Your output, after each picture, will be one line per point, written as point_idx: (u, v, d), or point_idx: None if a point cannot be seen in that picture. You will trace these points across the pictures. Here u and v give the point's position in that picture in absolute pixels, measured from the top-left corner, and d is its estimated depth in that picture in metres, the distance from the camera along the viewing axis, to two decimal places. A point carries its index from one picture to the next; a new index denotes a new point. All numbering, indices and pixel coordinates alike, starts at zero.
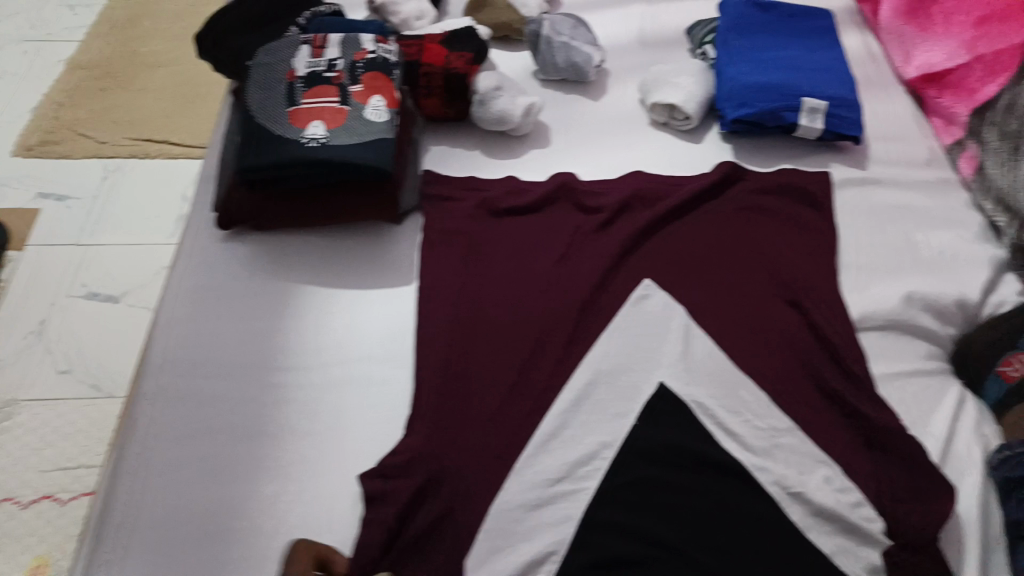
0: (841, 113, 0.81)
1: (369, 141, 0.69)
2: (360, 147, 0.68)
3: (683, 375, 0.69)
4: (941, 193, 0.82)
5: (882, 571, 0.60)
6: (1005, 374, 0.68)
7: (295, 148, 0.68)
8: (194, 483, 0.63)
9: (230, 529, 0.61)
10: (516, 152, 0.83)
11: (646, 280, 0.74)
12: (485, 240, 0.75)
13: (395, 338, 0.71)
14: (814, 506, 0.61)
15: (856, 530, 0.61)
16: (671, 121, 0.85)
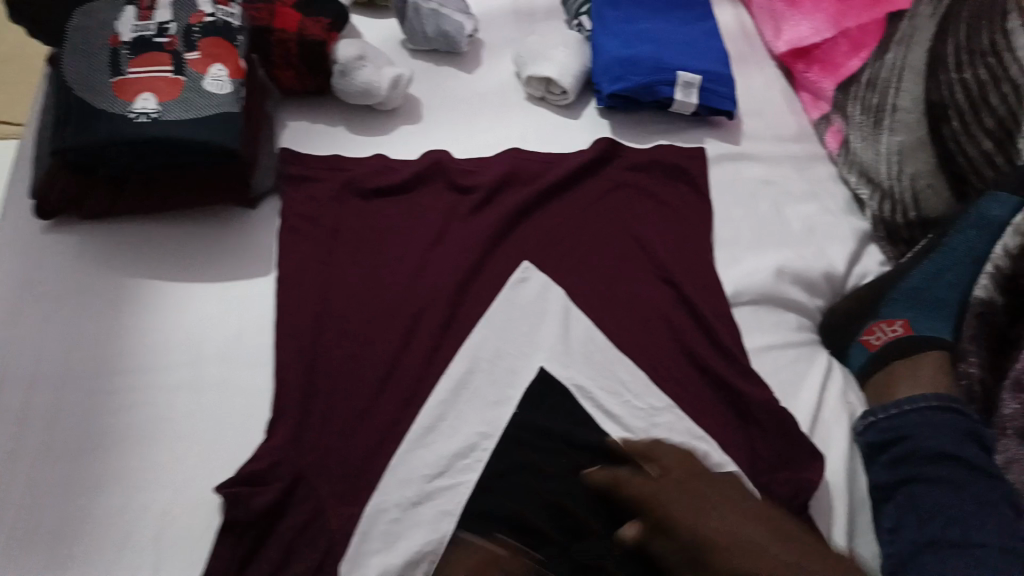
0: (715, 88, 0.81)
1: (207, 115, 0.64)
2: (197, 121, 0.63)
3: (562, 358, 0.67)
4: (807, 167, 0.84)
5: None
6: (868, 343, 0.73)
7: (123, 123, 0.62)
8: (15, 508, 0.55)
9: (61, 552, 0.53)
10: (384, 126, 0.78)
11: (524, 263, 0.72)
12: (351, 224, 0.71)
13: (252, 330, 0.64)
14: None
15: None
16: (548, 96, 0.82)
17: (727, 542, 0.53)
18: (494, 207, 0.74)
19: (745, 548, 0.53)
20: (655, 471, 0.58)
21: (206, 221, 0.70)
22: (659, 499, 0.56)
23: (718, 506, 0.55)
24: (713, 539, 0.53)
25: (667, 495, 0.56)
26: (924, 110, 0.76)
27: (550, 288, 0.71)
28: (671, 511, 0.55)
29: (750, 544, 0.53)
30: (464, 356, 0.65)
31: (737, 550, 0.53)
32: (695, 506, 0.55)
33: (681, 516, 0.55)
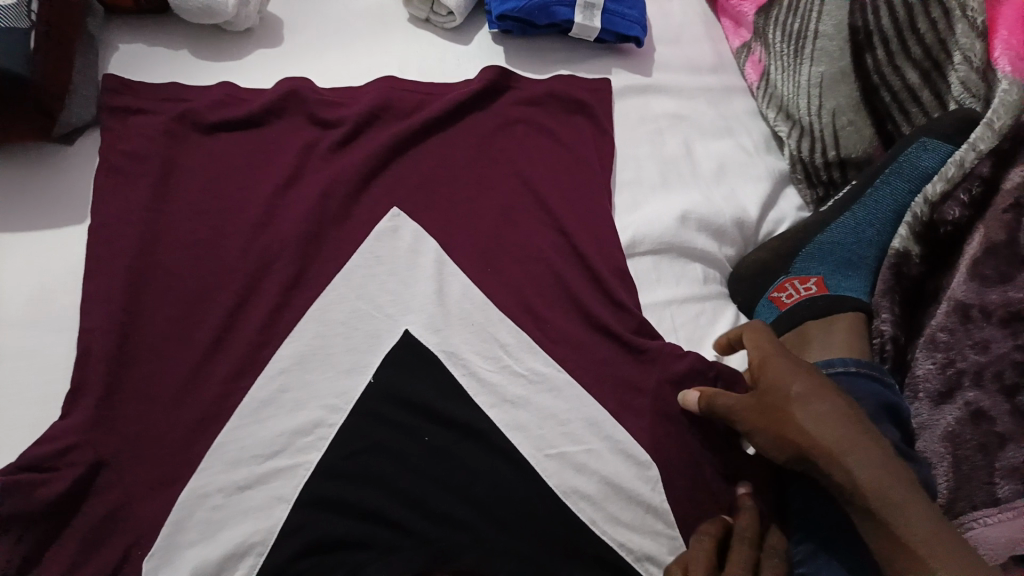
0: (621, 11, 0.72)
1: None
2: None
3: (430, 318, 0.58)
4: (723, 100, 0.75)
5: (653, 514, 0.54)
6: (778, 301, 0.67)
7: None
8: None
9: None
10: (237, 52, 0.68)
11: (394, 210, 0.63)
12: (188, 164, 0.61)
13: (59, 287, 0.55)
14: (569, 459, 0.55)
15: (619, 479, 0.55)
16: (432, 17, 0.72)
17: (814, 408, 0.49)
18: (359, 144, 0.65)
19: (827, 421, 0.48)
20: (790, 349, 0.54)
21: (13, 156, 0.59)
22: (772, 359, 0.52)
23: (817, 382, 0.51)
24: (805, 414, 0.49)
25: (770, 351, 0.53)
26: (845, 36, 0.69)
27: (422, 238, 0.62)
28: (778, 361, 0.52)
29: (838, 420, 0.49)
30: (313, 319, 0.57)
31: (819, 420, 0.48)
32: (804, 372, 0.51)
33: (790, 374, 0.51)
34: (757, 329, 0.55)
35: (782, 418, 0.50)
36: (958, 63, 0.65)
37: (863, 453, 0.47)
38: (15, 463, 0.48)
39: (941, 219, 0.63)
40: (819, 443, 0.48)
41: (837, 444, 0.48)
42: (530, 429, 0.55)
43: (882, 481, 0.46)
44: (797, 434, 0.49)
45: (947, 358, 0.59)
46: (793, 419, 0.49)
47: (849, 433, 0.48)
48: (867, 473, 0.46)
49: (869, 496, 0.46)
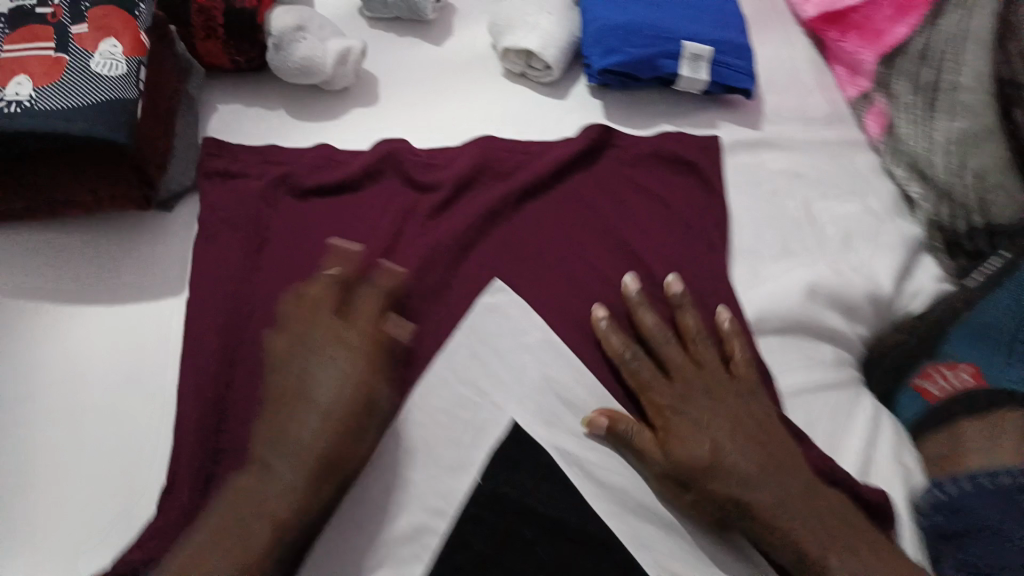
0: (727, 61, 0.67)
1: (81, 104, 0.52)
2: (69, 112, 0.51)
3: (539, 408, 0.54)
4: (840, 155, 0.70)
5: None
6: (924, 392, 0.61)
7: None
8: None
9: None
10: (331, 112, 0.66)
11: (495, 282, 0.59)
12: (283, 233, 0.58)
13: (155, 366, 0.54)
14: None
15: None
16: (528, 71, 0.69)
17: (740, 464, 0.51)
18: (457, 208, 0.62)
19: (757, 481, 0.50)
20: (683, 369, 0.55)
21: (113, 226, 0.59)
22: (681, 391, 0.54)
23: (729, 423, 0.52)
24: (732, 458, 0.51)
25: (675, 383, 0.54)
26: (987, 87, 0.62)
27: (528, 313, 0.58)
28: (689, 395, 0.54)
29: (767, 480, 0.50)
30: (415, 409, 0.53)
31: (748, 479, 0.50)
32: (714, 409, 0.53)
33: (702, 431, 0.52)
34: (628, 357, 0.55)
35: (711, 475, 0.51)
36: None
37: (800, 514, 0.50)
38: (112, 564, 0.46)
39: None
40: (750, 504, 0.50)
41: (768, 507, 0.50)
42: (652, 536, 0.52)
43: (820, 546, 0.49)
44: (729, 494, 0.50)
45: None
46: (728, 472, 0.50)
47: (772, 489, 0.50)
48: (795, 533, 0.49)
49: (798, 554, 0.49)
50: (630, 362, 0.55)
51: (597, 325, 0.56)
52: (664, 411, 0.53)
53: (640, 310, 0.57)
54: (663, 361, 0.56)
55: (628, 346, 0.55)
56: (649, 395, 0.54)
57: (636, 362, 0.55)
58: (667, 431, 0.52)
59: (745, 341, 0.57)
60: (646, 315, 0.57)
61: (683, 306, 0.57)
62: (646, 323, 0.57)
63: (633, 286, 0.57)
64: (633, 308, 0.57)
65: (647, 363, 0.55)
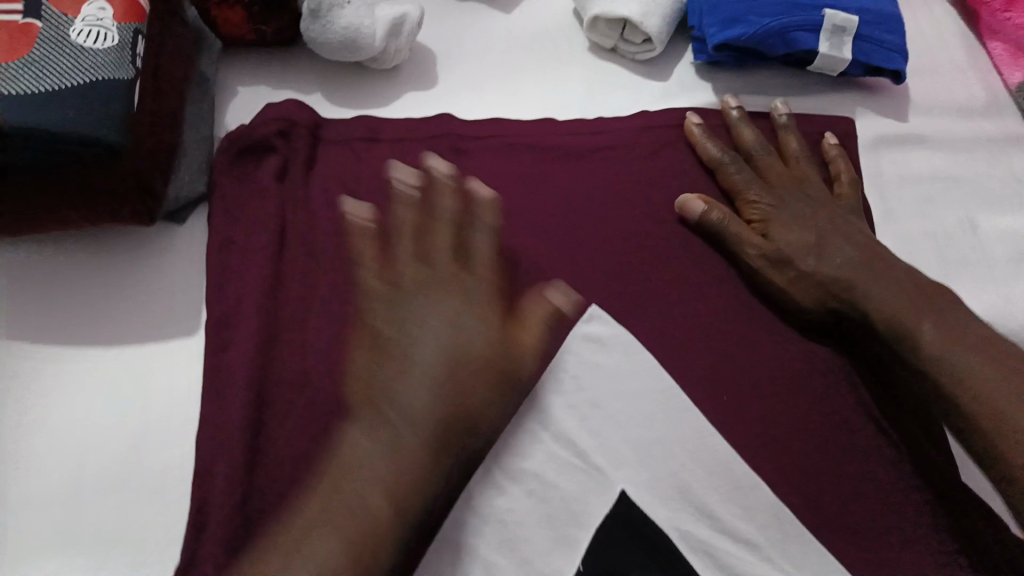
0: (878, 35, 0.54)
1: (56, 89, 0.39)
2: (40, 97, 0.38)
3: (657, 478, 0.42)
4: (1005, 154, 0.56)
5: None
6: None
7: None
8: None
9: None
10: (379, 95, 0.53)
11: (592, 309, 0.46)
12: (317, 250, 0.46)
13: (163, 434, 0.42)
14: None
15: None
16: (621, 46, 0.56)
17: (868, 276, 0.45)
18: (540, 220, 0.49)
19: (881, 285, 0.45)
20: (782, 177, 0.50)
21: (109, 244, 0.47)
22: (784, 182, 0.50)
23: (832, 224, 0.48)
24: (831, 248, 0.47)
25: (773, 163, 0.51)
26: None
27: (634, 352, 0.45)
28: (789, 201, 0.49)
29: (901, 286, 0.44)
30: (501, 475, 0.42)
31: (878, 285, 0.45)
32: (814, 200, 0.49)
33: (802, 221, 0.48)
34: (713, 140, 0.52)
35: (812, 257, 0.47)
36: None
37: (936, 324, 0.43)
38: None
39: None
40: (880, 314, 0.44)
41: (896, 308, 0.44)
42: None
43: (943, 340, 0.42)
44: (829, 270, 0.46)
45: None
46: (841, 247, 0.47)
47: (909, 296, 0.44)
48: (925, 322, 0.43)
49: (930, 354, 0.42)
50: (730, 168, 0.50)
51: (693, 130, 0.52)
52: (762, 214, 0.49)
53: (740, 123, 0.52)
54: (762, 173, 0.51)
55: (725, 151, 0.51)
56: (745, 200, 0.50)
57: (737, 169, 0.50)
58: (766, 223, 0.49)
59: (850, 170, 0.52)
60: (747, 129, 0.52)
61: (788, 130, 0.52)
62: (746, 138, 0.52)
63: (737, 102, 0.52)
64: (732, 125, 0.53)
65: (750, 172, 0.51)
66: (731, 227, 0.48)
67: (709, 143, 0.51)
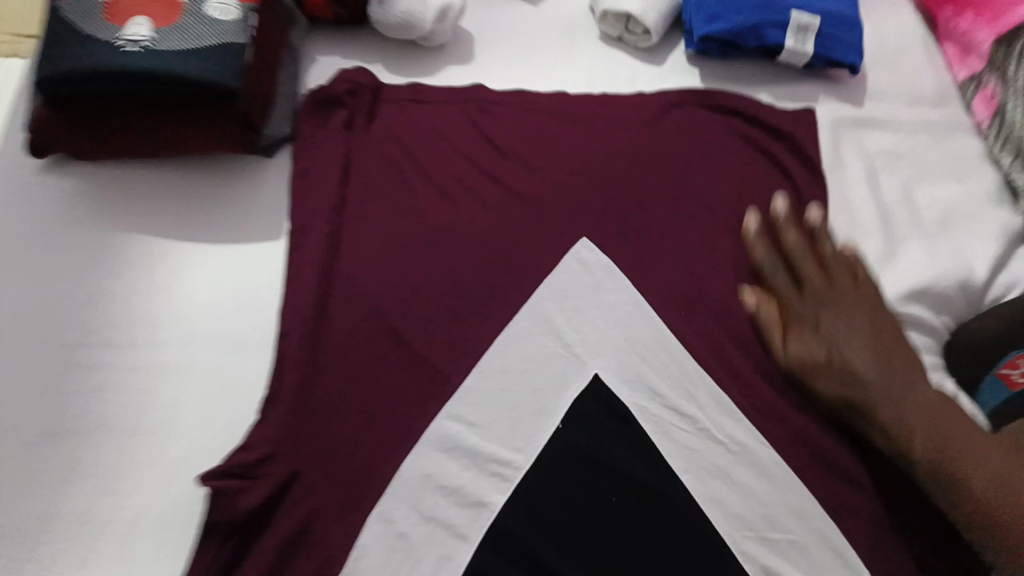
0: (837, 34, 0.66)
1: (197, 46, 0.54)
2: (184, 51, 0.53)
3: (622, 367, 0.54)
4: (946, 137, 0.67)
5: None
6: (1009, 381, 0.54)
7: (96, 50, 0.53)
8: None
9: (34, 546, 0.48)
10: (429, 67, 0.67)
11: (582, 242, 0.57)
12: (371, 176, 0.60)
13: (252, 307, 0.56)
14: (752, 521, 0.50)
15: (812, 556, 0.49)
16: (626, 35, 0.68)
17: (864, 362, 0.50)
18: (545, 161, 0.61)
19: (874, 370, 0.50)
20: (817, 284, 0.54)
21: (218, 169, 0.61)
22: (816, 274, 0.54)
23: (846, 318, 0.52)
24: (850, 363, 0.51)
25: (812, 262, 0.55)
26: None
27: (611, 274, 0.56)
28: (820, 309, 0.53)
29: (891, 373, 0.50)
30: (498, 355, 0.53)
31: (871, 370, 0.50)
32: (839, 292, 0.53)
33: (823, 335, 0.52)
34: (757, 238, 0.56)
35: (833, 369, 0.51)
36: None
37: (916, 407, 0.48)
38: (222, 467, 0.48)
39: None
40: (869, 394, 0.49)
41: (880, 391, 0.49)
42: (739, 478, 0.51)
43: (916, 420, 0.48)
44: (845, 382, 0.50)
45: None
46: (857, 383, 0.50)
47: (894, 383, 0.49)
48: (918, 438, 0.48)
49: (907, 440, 0.48)
50: (770, 273, 0.55)
51: (749, 231, 0.57)
52: (794, 317, 0.53)
53: (786, 227, 0.56)
54: (801, 274, 0.55)
55: (766, 253, 0.56)
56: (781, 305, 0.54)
57: (775, 275, 0.55)
58: (797, 328, 0.53)
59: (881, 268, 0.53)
60: (791, 232, 0.56)
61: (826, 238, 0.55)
62: (790, 241, 0.56)
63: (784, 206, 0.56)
64: (780, 226, 0.57)
65: (785, 277, 0.55)
66: (766, 324, 0.54)
67: (756, 244, 0.56)
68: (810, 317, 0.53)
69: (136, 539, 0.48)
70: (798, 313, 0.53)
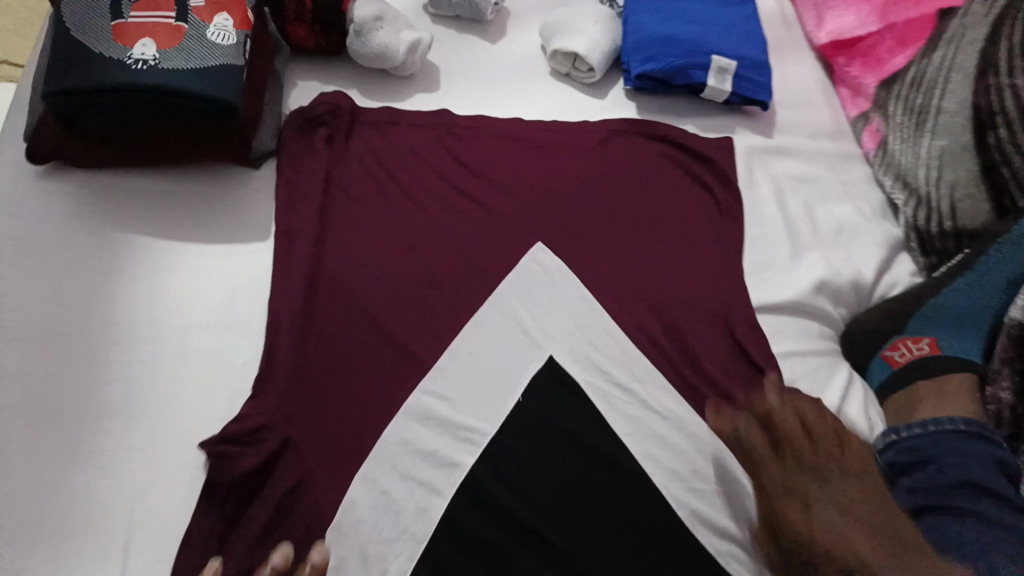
0: (751, 76, 0.77)
1: (201, 66, 0.60)
2: (190, 70, 0.59)
3: (573, 349, 0.62)
4: (842, 164, 0.79)
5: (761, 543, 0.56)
6: (891, 359, 0.70)
7: (103, 67, 0.57)
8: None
9: (46, 522, 0.52)
10: (401, 94, 0.75)
11: (538, 246, 0.66)
12: (353, 186, 0.67)
13: (243, 300, 0.62)
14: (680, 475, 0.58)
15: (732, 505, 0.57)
16: (573, 72, 0.78)
17: (841, 524, 0.48)
18: (505, 177, 0.70)
19: (843, 528, 0.47)
20: (798, 453, 0.52)
21: (207, 179, 0.67)
22: (793, 435, 0.53)
23: (825, 489, 0.50)
24: (824, 510, 0.49)
25: (795, 428, 0.54)
26: (969, 115, 0.71)
27: (562, 272, 0.66)
28: (806, 484, 0.51)
29: (873, 530, 0.47)
30: (467, 339, 0.61)
31: (861, 536, 0.47)
32: (829, 464, 0.51)
33: (799, 491, 0.50)
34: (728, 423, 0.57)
35: (817, 529, 0.48)
36: None
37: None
38: (220, 436, 0.55)
39: None
40: (862, 561, 0.45)
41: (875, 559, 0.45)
42: (670, 440, 0.59)
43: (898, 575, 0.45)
44: (828, 552, 0.47)
45: None
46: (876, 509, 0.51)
47: (888, 545, 0.46)
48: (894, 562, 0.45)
49: None
50: (744, 438, 0.55)
51: (720, 420, 0.58)
52: (784, 488, 0.51)
53: (754, 420, 0.56)
54: (782, 441, 0.54)
55: (735, 423, 0.57)
56: (765, 477, 0.52)
57: (749, 439, 0.55)
58: (789, 496, 0.51)
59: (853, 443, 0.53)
60: (758, 427, 0.56)
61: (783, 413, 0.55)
62: (769, 404, 0.56)
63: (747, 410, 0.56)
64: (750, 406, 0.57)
65: (763, 446, 0.54)
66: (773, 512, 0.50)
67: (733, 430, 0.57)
68: (791, 482, 0.51)
69: (143, 510, 0.53)
70: (782, 478, 0.52)
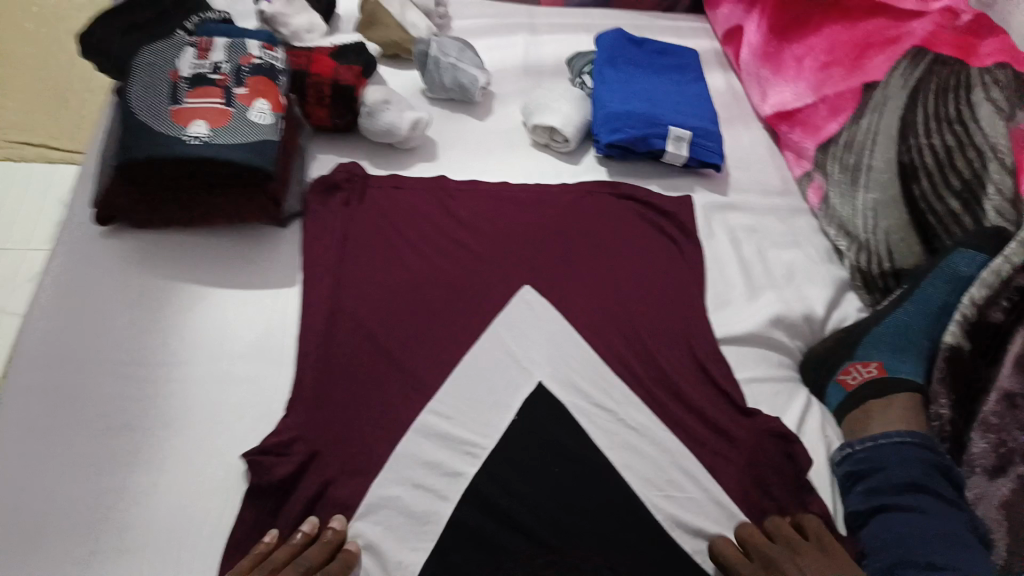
0: (704, 143, 0.90)
1: (246, 140, 0.73)
2: (237, 143, 0.72)
3: (558, 373, 0.71)
4: (791, 217, 0.91)
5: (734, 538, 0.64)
6: (845, 382, 0.76)
7: (165, 143, 0.71)
8: (63, 480, 0.61)
9: (102, 521, 0.59)
10: (406, 162, 0.88)
11: (525, 287, 0.77)
12: (365, 240, 0.78)
13: (274, 334, 0.72)
14: (660, 481, 0.66)
15: (705, 506, 0.65)
16: (552, 143, 0.91)
17: None
18: (496, 231, 0.81)
19: None
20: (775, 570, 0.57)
21: (243, 235, 0.79)
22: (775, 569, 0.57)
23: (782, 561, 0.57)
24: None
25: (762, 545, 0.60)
26: (895, 170, 0.82)
27: (547, 309, 0.75)
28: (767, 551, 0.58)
29: None
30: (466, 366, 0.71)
31: None
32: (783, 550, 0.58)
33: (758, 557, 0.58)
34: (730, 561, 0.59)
35: None
36: (991, 193, 0.74)
37: None
38: (258, 448, 0.63)
39: (986, 319, 0.72)
40: None
41: None
42: (646, 452, 0.67)
43: None
44: None
45: (999, 439, 0.66)
46: (794, 546, 0.58)
47: None
48: None
49: None
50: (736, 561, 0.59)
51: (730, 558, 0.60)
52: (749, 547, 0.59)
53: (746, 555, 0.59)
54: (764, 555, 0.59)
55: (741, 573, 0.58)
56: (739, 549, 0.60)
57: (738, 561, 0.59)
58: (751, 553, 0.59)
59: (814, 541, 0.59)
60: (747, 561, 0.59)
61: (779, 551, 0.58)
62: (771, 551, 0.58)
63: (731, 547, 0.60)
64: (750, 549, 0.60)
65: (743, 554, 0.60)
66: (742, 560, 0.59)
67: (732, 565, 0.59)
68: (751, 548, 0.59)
69: (188, 509, 0.61)
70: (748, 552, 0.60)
